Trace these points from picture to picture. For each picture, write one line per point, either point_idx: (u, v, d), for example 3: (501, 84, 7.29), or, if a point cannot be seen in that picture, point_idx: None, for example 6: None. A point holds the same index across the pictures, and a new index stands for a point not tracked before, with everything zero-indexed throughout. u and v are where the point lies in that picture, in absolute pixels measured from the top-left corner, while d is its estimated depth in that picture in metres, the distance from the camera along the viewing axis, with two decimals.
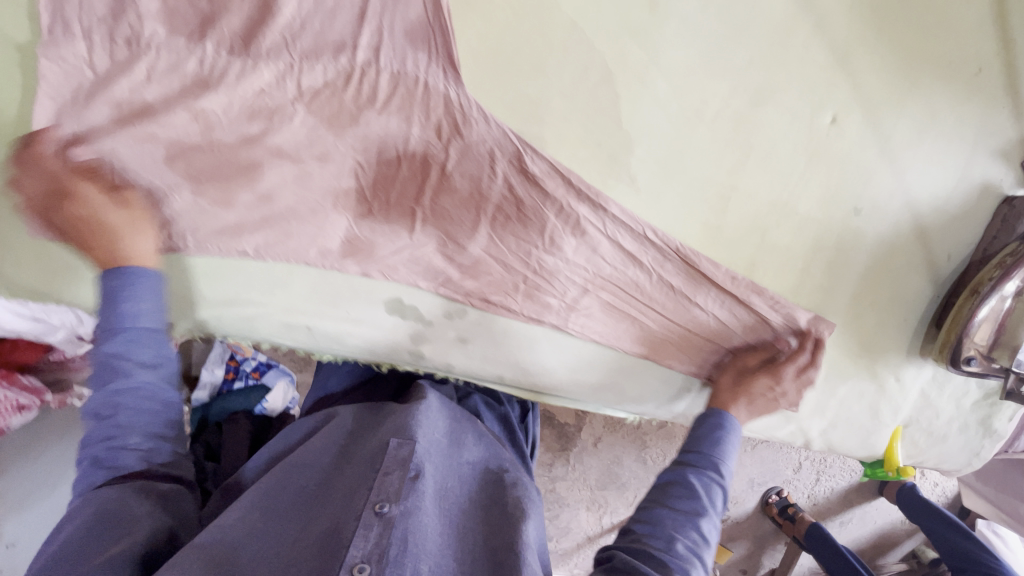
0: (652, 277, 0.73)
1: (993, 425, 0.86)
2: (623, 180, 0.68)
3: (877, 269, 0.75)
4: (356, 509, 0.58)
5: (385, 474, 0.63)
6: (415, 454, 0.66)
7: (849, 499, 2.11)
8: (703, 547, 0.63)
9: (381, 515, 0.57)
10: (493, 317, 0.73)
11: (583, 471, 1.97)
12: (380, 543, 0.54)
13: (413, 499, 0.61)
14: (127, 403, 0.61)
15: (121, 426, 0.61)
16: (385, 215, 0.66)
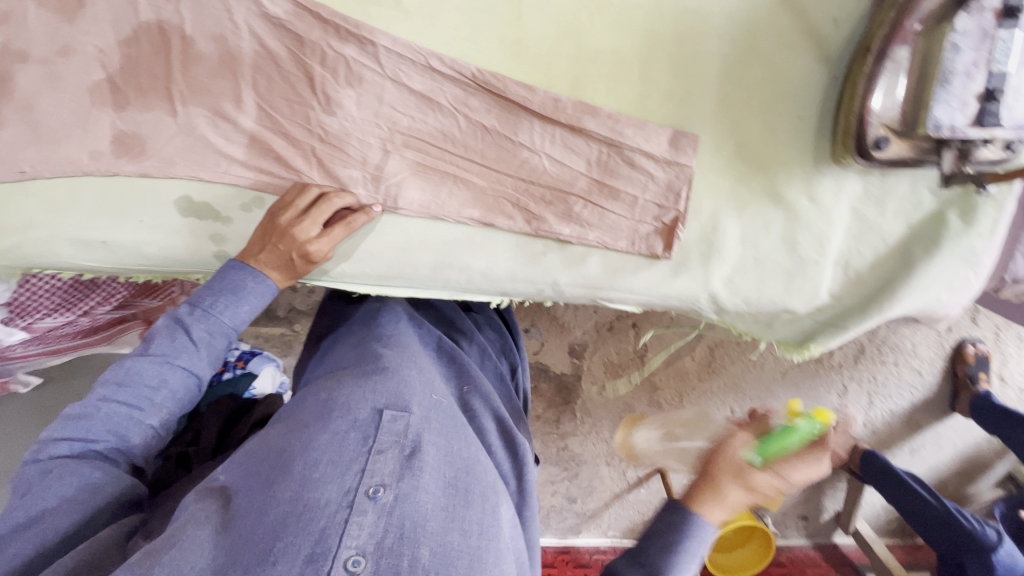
0: (459, 120, 0.62)
1: (971, 246, 0.64)
2: (388, 7, 0.59)
3: (740, 57, 0.60)
4: (346, 484, 0.52)
5: (378, 453, 0.56)
6: (410, 428, 0.59)
7: (916, 422, 1.58)
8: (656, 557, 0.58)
9: (374, 500, 0.51)
10: None
11: (595, 426, 1.54)
12: (377, 532, 0.49)
13: (410, 479, 0.54)
14: (166, 377, 0.59)
15: (150, 390, 0.59)
16: (142, 100, 0.61)
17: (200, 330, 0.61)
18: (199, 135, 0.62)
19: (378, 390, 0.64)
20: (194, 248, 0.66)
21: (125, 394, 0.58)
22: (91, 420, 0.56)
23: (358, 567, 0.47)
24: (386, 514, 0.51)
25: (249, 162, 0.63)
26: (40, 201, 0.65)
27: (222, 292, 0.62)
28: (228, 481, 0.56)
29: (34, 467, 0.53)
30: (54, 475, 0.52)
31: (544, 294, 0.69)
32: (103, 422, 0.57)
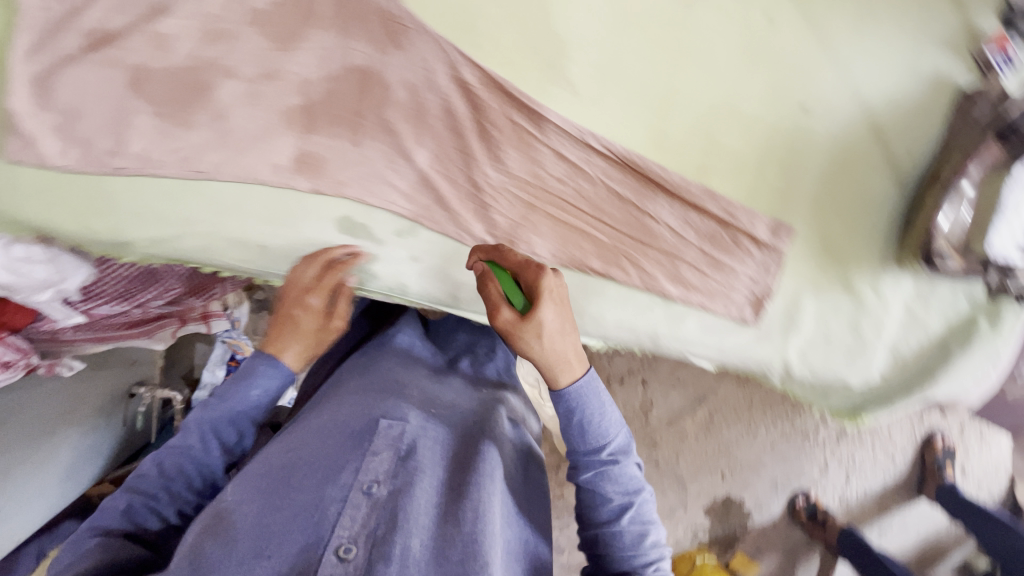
0: (599, 186, 0.72)
1: (997, 347, 0.79)
2: (561, 86, 0.69)
3: (834, 171, 0.74)
4: (342, 483, 0.67)
5: (374, 454, 0.70)
6: (405, 434, 0.73)
7: (883, 500, 1.65)
8: (650, 525, 0.66)
9: (368, 495, 0.65)
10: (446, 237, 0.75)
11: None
12: (366, 524, 0.62)
13: (403, 477, 0.69)
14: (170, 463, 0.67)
15: (162, 468, 0.66)
16: (330, 128, 0.69)
17: (240, 408, 0.70)
18: (375, 167, 0.71)
19: (371, 406, 0.78)
20: (343, 261, 0.74)
21: (175, 455, 0.67)
22: (160, 473, 0.66)
23: (349, 554, 0.60)
24: (378, 508, 0.65)
25: (412, 197, 0.73)
26: (209, 201, 0.71)
27: (258, 383, 0.71)
28: (236, 494, 0.66)
29: (114, 503, 0.63)
30: (122, 505, 0.63)
31: (641, 343, 0.79)
32: (158, 479, 0.66)
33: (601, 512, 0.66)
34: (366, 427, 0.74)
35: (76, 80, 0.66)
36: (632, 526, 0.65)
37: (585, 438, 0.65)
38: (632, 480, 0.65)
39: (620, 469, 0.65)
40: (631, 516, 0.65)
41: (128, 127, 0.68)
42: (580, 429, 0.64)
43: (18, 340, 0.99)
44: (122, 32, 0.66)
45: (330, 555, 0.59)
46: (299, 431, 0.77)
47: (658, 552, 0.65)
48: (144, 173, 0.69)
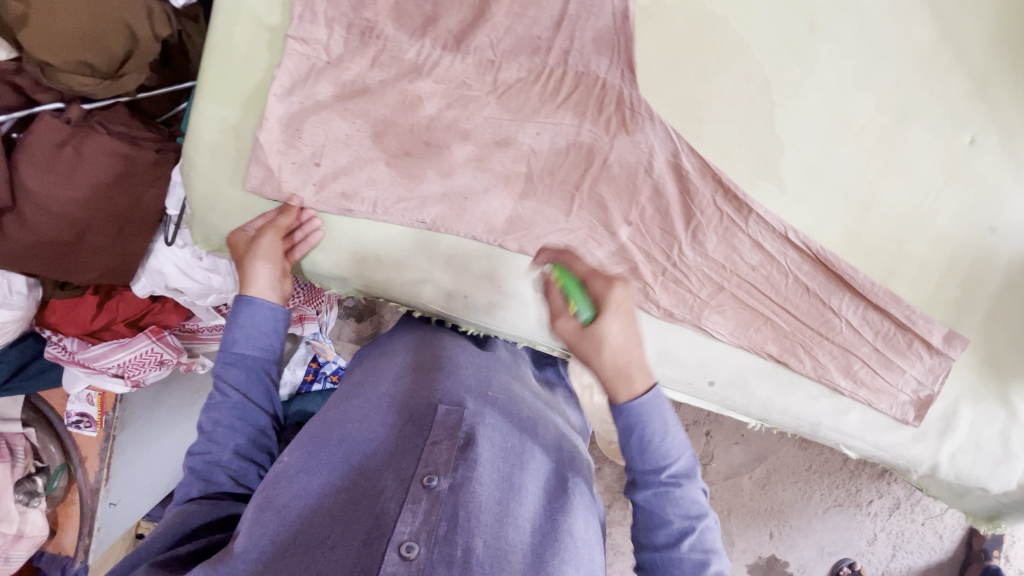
0: (788, 279, 0.76)
1: None
2: (770, 183, 0.73)
3: (1008, 290, 0.77)
4: (401, 474, 0.58)
5: (433, 444, 0.61)
6: (464, 422, 0.63)
7: None
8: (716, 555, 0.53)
9: (428, 489, 0.56)
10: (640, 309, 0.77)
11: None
12: (428, 521, 0.54)
13: (464, 470, 0.59)
14: (222, 419, 0.66)
15: (216, 414, 0.65)
16: (547, 195, 0.74)
17: (252, 355, 0.68)
18: (580, 237, 0.75)
19: (431, 388, 0.69)
20: (535, 318, 0.77)
21: (221, 404, 0.66)
22: (211, 431, 0.65)
23: (412, 552, 0.51)
24: (439, 503, 0.55)
25: (607, 264, 0.76)
26: (426, 250, 0.76)
27: (242, 323, 0.67)
28: (286, 469, 0.61)
29: (197, 445, 0.66)
30: (196, 452, 0.65)
31: (801, 430, 0.81)
32: (220, 439, 0.65)
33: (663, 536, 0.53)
34: (426, 414, 0.65)
35: (325, 126, 0.71)
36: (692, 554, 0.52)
37: (650, 457, 0.53)
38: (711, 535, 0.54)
39: (679, 491, 0.53)
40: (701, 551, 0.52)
41: (362, 174, 0.72)
42: (648, 447, 0.53)
43: (169, 337, 0.99)
44: (374, 87, 0.71)
45: (392, 552, 0.51)
46: (349, 402, 0.71)
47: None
48: (369, 217, 0.74)
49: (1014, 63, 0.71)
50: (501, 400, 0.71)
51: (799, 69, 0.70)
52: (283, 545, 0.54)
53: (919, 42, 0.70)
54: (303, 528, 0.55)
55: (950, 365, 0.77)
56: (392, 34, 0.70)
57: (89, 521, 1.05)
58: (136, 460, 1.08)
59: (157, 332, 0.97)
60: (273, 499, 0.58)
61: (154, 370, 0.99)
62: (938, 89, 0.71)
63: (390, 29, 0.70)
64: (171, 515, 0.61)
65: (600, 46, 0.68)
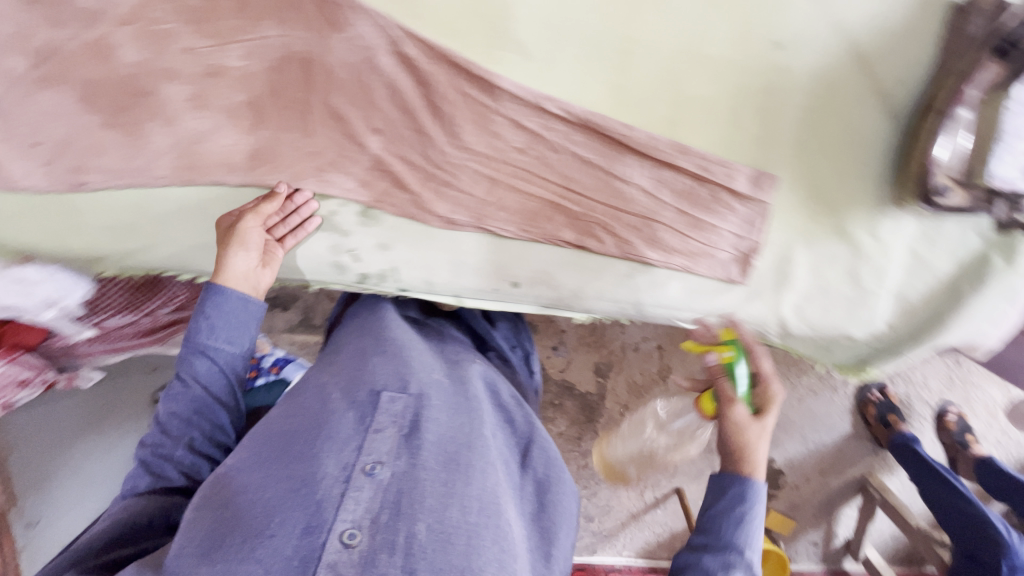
0: (564, 155, 0.69)
1: (1011, 283, 0.73)
2: (511, 51, 0.65)
3: (816, 110, 0.68)
4: (342, 460, 0.56)
5: (376, 432, 0.59)
6: (409, 408, 0.62)
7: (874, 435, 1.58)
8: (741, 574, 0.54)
9: (371, 477, 0.55)
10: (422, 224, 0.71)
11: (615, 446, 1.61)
12: (370, 508, 0.53)
13: (406, 457, 0.58)
14: (180, 412, 0.65)
15: (167, 408, 0.66)
16: (280, 121, 0.68)
17: (219, 346, 0.68)
18: (329, 158, 0.69)
19: (379, 370, 0.67)
20: (316, 259, 0.73)
21: (175, 396, 0.66)
22: (162, 421, 0.66)
23: (353, 540, 0.51)
24: (382, 490, 0.55)
25: (367, 181, 0.70)
26: (177, 208, 0.71)
27: (209, 314, 0.67)
28: (233, 466, 0.59)
29: (150, 436, 0.66)
30: (149, 446, 0.66)
31: (625, 312, 0.77)
32: (171, 431, 0.66)
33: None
34: (366, 400, 0.63)
35: (27, 101, 0.66)
36: None
37: (744, 525, 0.57)
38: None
39: (727, 575, 0.54)
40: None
41: (85, 143, 0.68)
42: (740, 502, 0.59)
43: (27, 358, 1.02)
44: (63, 46, 0.66)
45: (332, 540, 0.50)
46: (297, 394, 0.69)
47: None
48: (109, 187, 0.70)
49: None
50: (454, 385, 0.70)
51: None
52: (220, 533, 0.52)
53: None
54: (235, 522, 0.53)
55: (764, 210, 0.69)
56: None
57: (9, 543, 1.10)
58: (62, 479, 1.17)
59: (10, 355, 0.99)
60: (218, 492, 0.56)
61: (21, 390, 1.04)
62: None
63: None
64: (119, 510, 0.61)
65: None
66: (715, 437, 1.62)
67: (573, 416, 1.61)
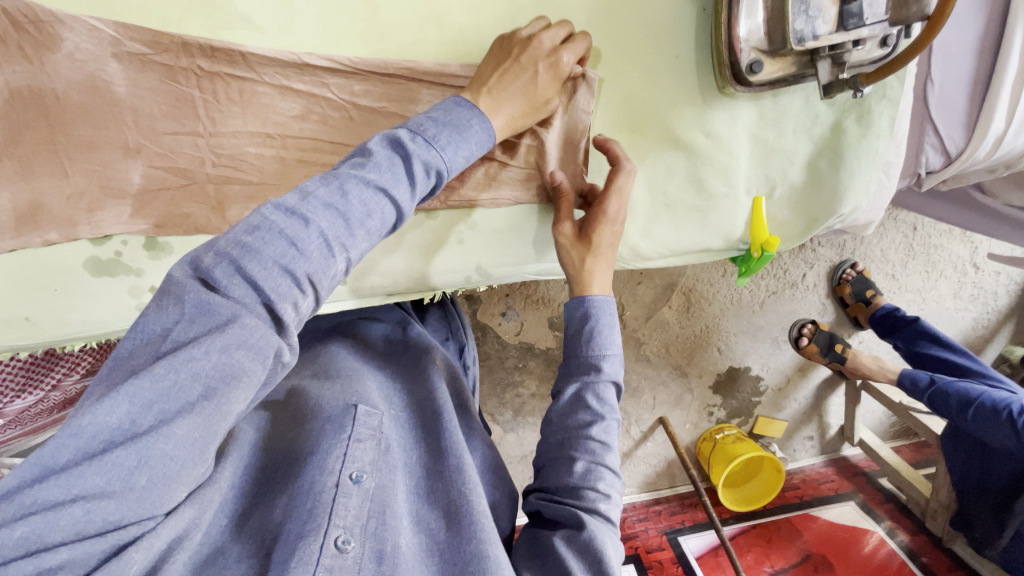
0: (352, 115, 0.60)
1: (873, 145, 0.66)
2: (240, 26, 0.57)
3: (610, 6, 0.60)
4: (329, 467, 0.50)
5: (358, 441, 0.53)
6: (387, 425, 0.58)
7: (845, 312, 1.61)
8: (607, 452, 0.55)
9: (359, 484, 0.50)
10: (218, 233, 0.63)
11: None
12: (361, 513, 0.48)
13: (387, 472, 0.54)
14: (232, 336, 0.35)
15: (277, 263, 0.37)
16: (29, 169, 0.58)
17: (375, 225, 0.42)
18: (95, 194, 0.60)
19: (342, 390, 0.61)
20: (116, 304, 0.66)
21: (281, 253, 0.37)
22: (265, 257, 0.37)
23: (347, 546, 0.45)
24: (370, 499, 0.50)
25: (150, 211, 0.62)
26: None
27: (357, 194, 0.41)
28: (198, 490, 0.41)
29: (314, 260, 0.39)
30: (259, 354, 0.36)
31: (472, 280, 0.70)
32: (324, 268, 0.39)
33: (575, 417, 0.56)
34: (339, 410, 0.57)
35: None
36: (598, 436, 0.55)
37: (595, 343, 0.57)
38: (610, 394, 0.58)
39: (600, 427, 0.55)
40: (602, 423, 0.55)
41: None
42: (593, 332, 0.57)
43: None
44: None
45: (327, 544, 0.44)
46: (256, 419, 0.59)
47: (608, 486, 0.54)
48: None
49: None
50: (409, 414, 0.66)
51: None
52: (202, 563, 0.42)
53: None
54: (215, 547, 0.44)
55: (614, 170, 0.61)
56: None
57: None
58: None
59: None
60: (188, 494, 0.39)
61: None
62: None
63: None
64: (98, 502, 0.32)
65: None
66: (685, 361, 1.58)
67: (541, 376, 1.58)
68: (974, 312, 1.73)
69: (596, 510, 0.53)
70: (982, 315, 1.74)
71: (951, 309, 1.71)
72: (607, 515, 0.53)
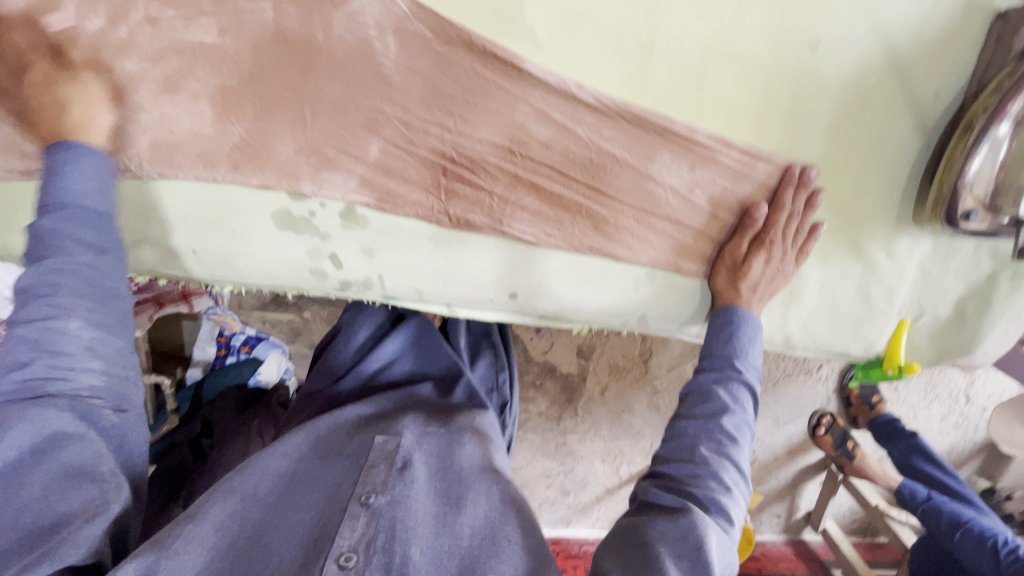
0: (594, 154, 0.63)
1: (1014, 303, 0.73)
2: (519, 39, 0.57)
3: (853, 114, 0.63)
4: (340, 497, 0.62)
5: (370, 468, 0.66)
6: (401, 449, 0.69)
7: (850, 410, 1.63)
8: (732, 445, 0.59)
9: (366, 506, 0.60)
10: (422, 222, 0.65)
11: (593, 426, 1.59)
12: (366, 533, 0.57)
13: (400, 490, 0.64)
14: (67, 282, 0.55)
15: (65, 309, 0.54)
16: (269, 110, 0.59)
17: (89, 205, 0.56)
18: (327, 154, 0.61)
19: (370, 432, 0.74)
20: (290, 262, 0.65)
21: (66, 271, 0.55)
22: (54, 301, 0.54)
23: (350, 562, 0.55)
24: (377, 518, 0.60)
25: (368, 184, 0.62)
26: (132, 204, 0.62)
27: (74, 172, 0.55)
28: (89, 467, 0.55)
29: (84, 227, 0.56)
30: (101, 399, 0.57)
31: (628, 325, 0.73)
32: (77, 341, 0.55)
33: (706, 406, 0.62)
34: (363, 448, 0.70)
35: None
36: (730, 425, 0.60)
37: (734, 345, 0.64)
38: (744, 395, 0.63)
39: (732, 419, 0.60)
40: (736, 415, 0.60)
41: (28, 125, 0.58)
42: (733, 336, 0.64)
43: None
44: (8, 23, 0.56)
45: (330, 563, 0.54)
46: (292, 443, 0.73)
47: (730, 480, 0.58)
48: None
49: None
50: (446, 438, 0.75)
51: None
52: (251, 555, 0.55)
53: None
54: (266, 551, 0.56)
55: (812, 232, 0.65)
56: None
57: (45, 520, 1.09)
58: None
59: None
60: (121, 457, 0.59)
61: None
62: None
63: None
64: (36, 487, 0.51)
65: None
66: None
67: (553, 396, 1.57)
68: (953, 437, 1.83)
69: (712, 497, 0.56)
70: (960, 444, 1.84)
71: (937, 430, 1.81)
72: (725, 507, 0.56)
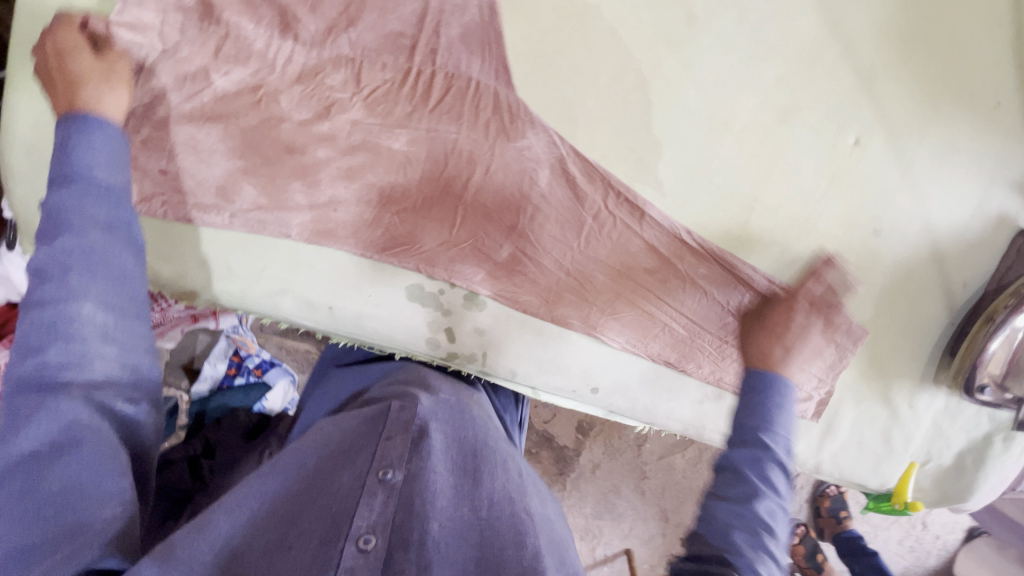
0: (689, 285, 0.73)
1: (1004, 463, 0.84)
2: (650, 186, 0.69)
3: (896, 292, 0.76)
4: (356, 468, 0.49)
5: (386, 438, 0.51)
6: (417, 414, 0.54)
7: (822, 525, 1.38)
8: (769, 535, 0.47)
9: (384, 482, 0.48)
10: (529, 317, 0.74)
11: (580, 501, 1.35)
12: (386, 513, 0.46)
13: (420, 459, 0.51)
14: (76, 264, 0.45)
15: (77, 290, 0.45)
16: (428, 207, 0.68)
17: (114, 184, 0.50)
18: (464, 250, 0.70)
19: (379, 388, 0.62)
20: (410, 330, 0.72)
21: (74, 245, 0.46)
22: (65, 283, 0.44)
23: (369, 545, 0.44)
24: (396, 495, 0.47)
25: (495, 278, 0.71)
26: (279, 257, 0.69)
27: (93, 145, 0.50)
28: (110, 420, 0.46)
29: (120, 256, 0.48)
30: (122, 384, 0.46)
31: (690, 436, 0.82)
32: (90, 327, 0.45)
33: (731, 489, 0.50)
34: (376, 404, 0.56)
35: (172, 135, 0.63)
36: (760, 484, 0.50)
37: (773, 413, 0.55)
38: (783, 480, 0.51)
39: (766, 505, 0.49)
40: (768, 498, 0.49)
41: (212, 184, 0.65)
42: (766, 400, 0.57)
43: None
44: (225, 92, 0.63)
45: (348, 546, 0.43)
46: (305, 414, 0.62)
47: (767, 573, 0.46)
48: (222, 225, 0.66)
49: (902, 58, 0.68)
50: (461, 406, 0.62)
51: (675, 64, 0.66)
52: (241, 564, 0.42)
53: (806, 34, 0.66)
54: (285, 532, 0.44)
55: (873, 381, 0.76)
56: (246, 29, 0.61)
57: None
58: None
59: None
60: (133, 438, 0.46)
61: None
62: (825, 84, 0.67)
63: (243, 24, 0.61)
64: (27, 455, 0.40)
65: (469, 44, 0.63)
66: None
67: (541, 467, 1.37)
68: None
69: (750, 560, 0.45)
70: None
71: None
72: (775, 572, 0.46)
